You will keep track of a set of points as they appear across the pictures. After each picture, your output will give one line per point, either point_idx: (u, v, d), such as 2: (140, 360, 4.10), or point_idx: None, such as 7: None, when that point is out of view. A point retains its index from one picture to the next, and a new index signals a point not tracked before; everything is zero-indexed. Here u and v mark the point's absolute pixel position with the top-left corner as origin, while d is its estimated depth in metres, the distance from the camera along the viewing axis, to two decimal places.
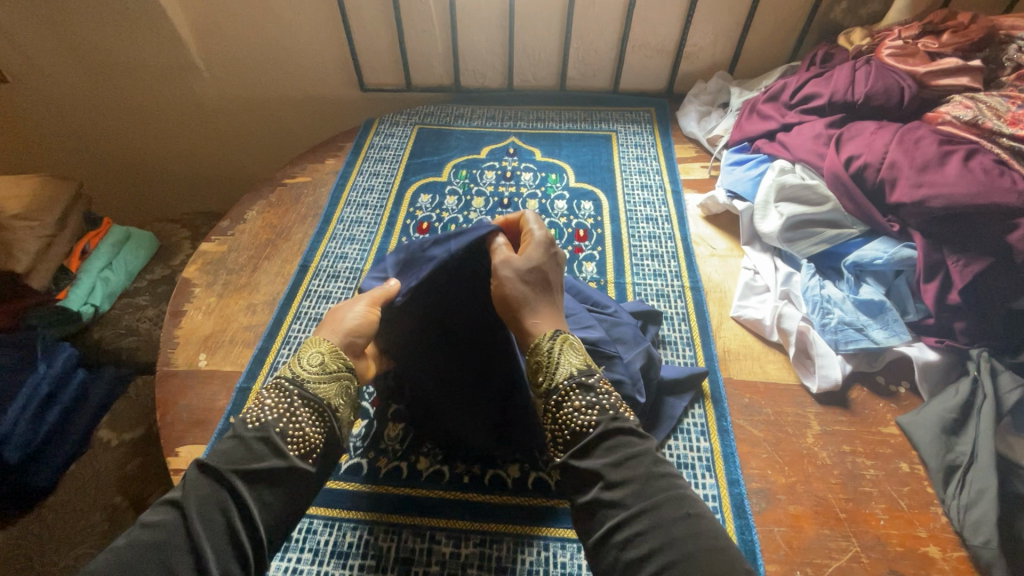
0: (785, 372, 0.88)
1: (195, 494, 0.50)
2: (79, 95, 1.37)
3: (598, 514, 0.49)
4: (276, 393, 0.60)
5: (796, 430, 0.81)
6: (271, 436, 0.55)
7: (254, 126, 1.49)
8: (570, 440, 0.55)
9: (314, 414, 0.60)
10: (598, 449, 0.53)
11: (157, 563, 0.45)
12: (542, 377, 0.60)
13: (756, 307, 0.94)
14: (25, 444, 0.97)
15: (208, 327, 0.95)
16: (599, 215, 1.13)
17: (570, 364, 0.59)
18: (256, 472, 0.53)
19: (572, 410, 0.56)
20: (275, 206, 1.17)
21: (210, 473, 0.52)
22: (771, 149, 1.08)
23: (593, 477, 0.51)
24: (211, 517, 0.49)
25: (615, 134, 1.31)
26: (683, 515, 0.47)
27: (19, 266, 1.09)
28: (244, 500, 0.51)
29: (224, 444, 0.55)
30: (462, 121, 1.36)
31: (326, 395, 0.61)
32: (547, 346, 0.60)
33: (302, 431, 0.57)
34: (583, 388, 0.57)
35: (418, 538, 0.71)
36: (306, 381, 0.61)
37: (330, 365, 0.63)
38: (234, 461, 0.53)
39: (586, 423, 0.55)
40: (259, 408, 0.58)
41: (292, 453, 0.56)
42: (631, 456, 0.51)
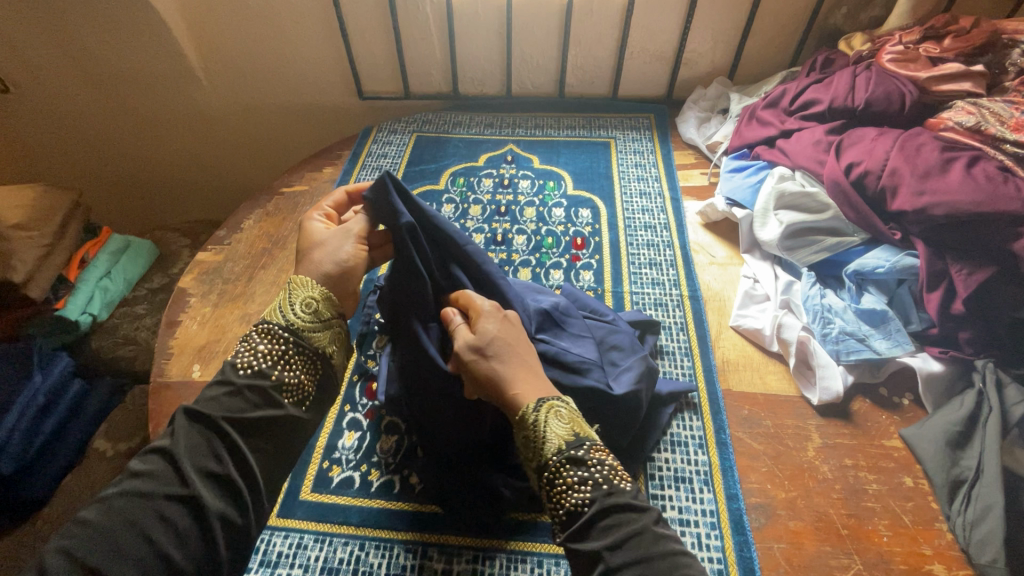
0: (786, 384, 0.86)
1: (187, 442, 0.49)
2: (81, 105, 1.38)
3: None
4: (267, 338, 0.58)
5: (796, 443, 0.79)
6: (264, 386, 0.55)
7: (253, 134, 1.49)
8: (566, 520, 0.53)
9: (308, 361, 0.59)
10: (597, 527, 0.50)
11: (150, 511, 0.45)
12: (532, 452, 0.56)
13: (755, 316, 0.93)
14: (20, 455, 0.96)
15: (203, 337, 0.95)
16: (597, 223, 1.12)
17: (556, 436, 0.55)
18: (253, 422, 0.53)
19: (565, 488, 0.53)
20: (272, 215, 1.17)
21: (202, 418, 0.51)
22: (770, 156, 1.06)
23: (594, 561, 0.49)
24: (206, 466, 0.49)
25: (614, 141, 1.31)
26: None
27: (17, 276, 1.08)
28: (236, 443, 0.51)
29: (213, 390, 0.54)
30: (460, 129, 1.36)
31: (320, 344, 0.60)
32: (532, 418, 0.55)
33: (297, 379, 0.57)
34: (576, 463, 0.54)
35: (409, 554, 0.70)
36: (300, 329, 0.59)
37: (322, 312, 0.61)
38: (228, 409, 0.52)
39: (581, 503, 0.52)
40: (250, 352, 0.57)
41: (286, 402, 0.56)
42: (630, 537, 0.49)
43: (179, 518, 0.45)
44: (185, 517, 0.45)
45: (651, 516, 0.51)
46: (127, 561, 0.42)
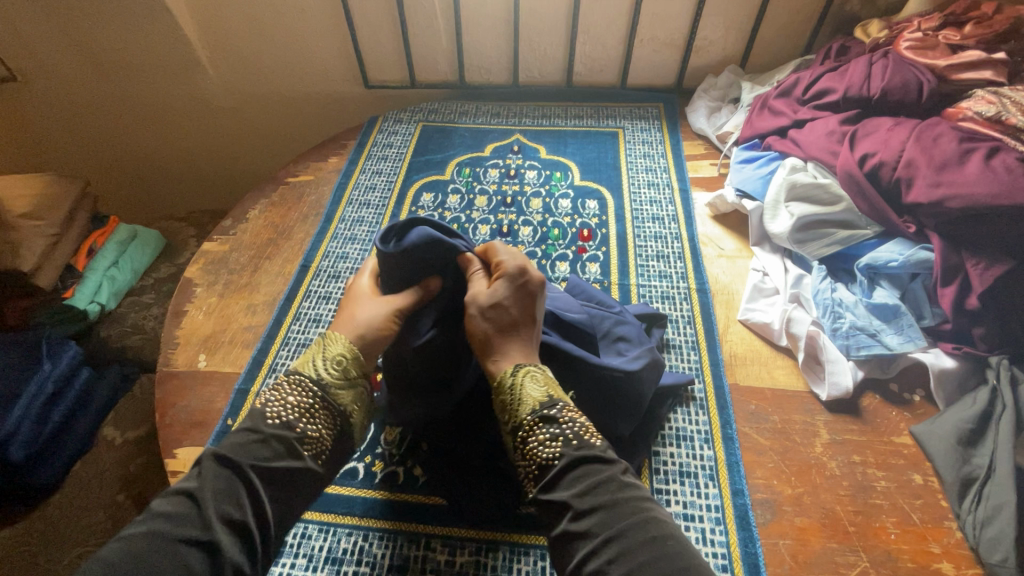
0: (794, 379, 0.85)
1: (212, 487, 0.49)
2: (87, 94, 1.38)
3: (568, 548, 0.48)
4: (297, 389, 0.59)
5: (804, 438, 0.78)
6: (290, 436, 0.55)
7: (259, 123, 1.48)
8: (538, 475, 0.54)
9: (330, 418, 0.59)
10: (564, 479, 0.51)
11: (167, 552, 0.44)
12: (508, 415, 0.58)
13: (764, 310, 0.91)
14: (30, 442, 0.97)
15: (209, 327, 0.95)
16: (604, 214, 1.10)
17: (532, 398, 0.57)
18: (275, 471, 0.53)
19: (537, 444, 0.55)
20: (277, 205, 1.16)
21: (229, 462, 0.51)
22: (782, 147, 1.04)
23: (561, 509, 0.50)
24: (227, 510, 0.48)
25: (622, 130, 1.29)
26: (651, 539, 0.45)
27: (25, 266, 1.10)
28: (256, 491, 0.50)
29: (241, 435, 0.54)
30: (466, 118, 1.34)
31: (345, 402, 0.60)
32: (508, 380, 0.59)
33: (318, 432, 0.57)
34: (548, 418, 0.56)
35: (413, 545, 0.70)
36: (328, 384, 0.60)
37: (350, 370, 0.62)
38: (253, 457, 0.53)
39: (552, 456, 0.53)
40: (281, 403, 0.57)
41: (306, 453, 0.56)
42: (597, 484, 0.50)
43: (192, 557, 0.45)
44: (202, 562, 0.45)
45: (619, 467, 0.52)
46: None
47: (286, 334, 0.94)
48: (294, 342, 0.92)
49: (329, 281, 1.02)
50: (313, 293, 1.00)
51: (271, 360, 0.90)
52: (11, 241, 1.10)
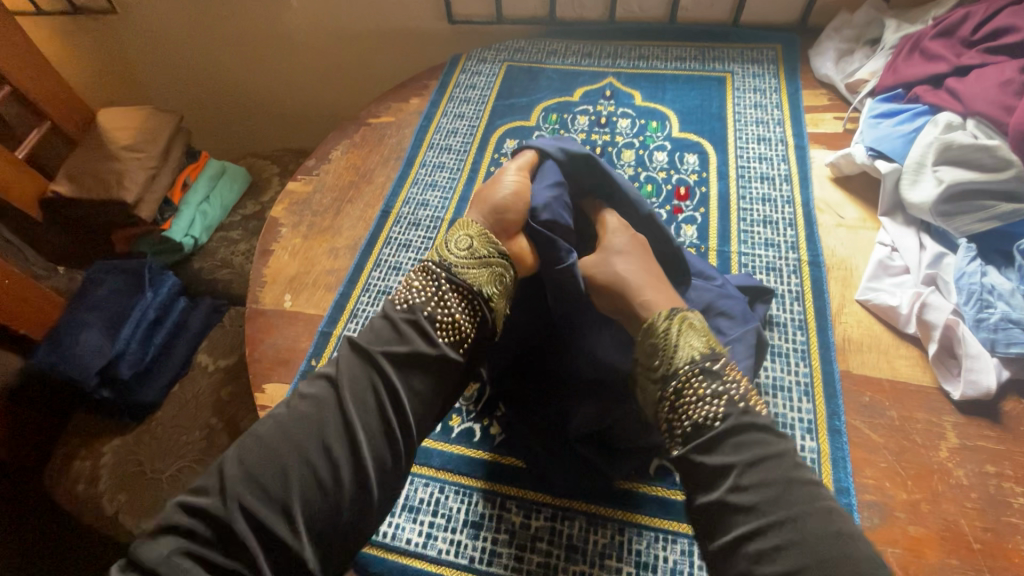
0: (919, 372, 0.75)
1: (348, 373, 0.54)
2: (181, 28, 1.40)
3: (723, 518, 0.49)
4: (423, 275, 0.63)
5: (926, 440, 0.69)
6: (420, 319, 0.59)
7: (340, 60, 1.45)
8: (690, 433, 0.54)
9: (462, 299, 0.61)
10: (724, 445, 0.52)
11: (312, 432, 0.50)
12: (660, 360, 0.59)
13: (891, 291, 0.80)
14: (137, 361, 1.07)
15: (293, 268, 0.96)
16: (705, 171, 1.00)
17: (692, 347, 0.59)
18: (403, 356, 0.56)
19: (694, 399, 0.55)
20: (359, 146, 1.14)
21: (362, 350, 0.56)
22: (934, 98, 0.88)
23: (722, 474, 0.50)
24: (364, 398, 0.53)
25: (730, 76, 1.14)
26: (832, 533, 0.45)
27: (129, 197, 1.16)
28: (390, 378, 0.54)
29: (377, 323, 0.59)
30: (555, 58, 1.24)
31: (475, 281, 0.62)
32: (664, 327, 0.61)
33: (450, 317, 0.60)
34: (707, 378, 0.56)
35: (488, 503, 0.70)
36: (455, 266, 0.63)
37: (476, 250, 0.64)
38: (384, 342, 0.57)
39: (711, 416, 0.54)
40: (408, 290, 0.62)
41: (442, 339, 0.58)
42: (765, 457, 0.50)
43: (336, 447, 0.49)
44: (342, 446, 0.50)
45: (788, 444, 0.52)
46: (288, 472, 0.47)
47: (366, 281, 0.93)
48: (374, 289, 0.92)
49: (409, 228, 1.00)
50: (393, 240, 0.98)
51: (352, 306, 0.90)
52: (117, 170, 1.17)
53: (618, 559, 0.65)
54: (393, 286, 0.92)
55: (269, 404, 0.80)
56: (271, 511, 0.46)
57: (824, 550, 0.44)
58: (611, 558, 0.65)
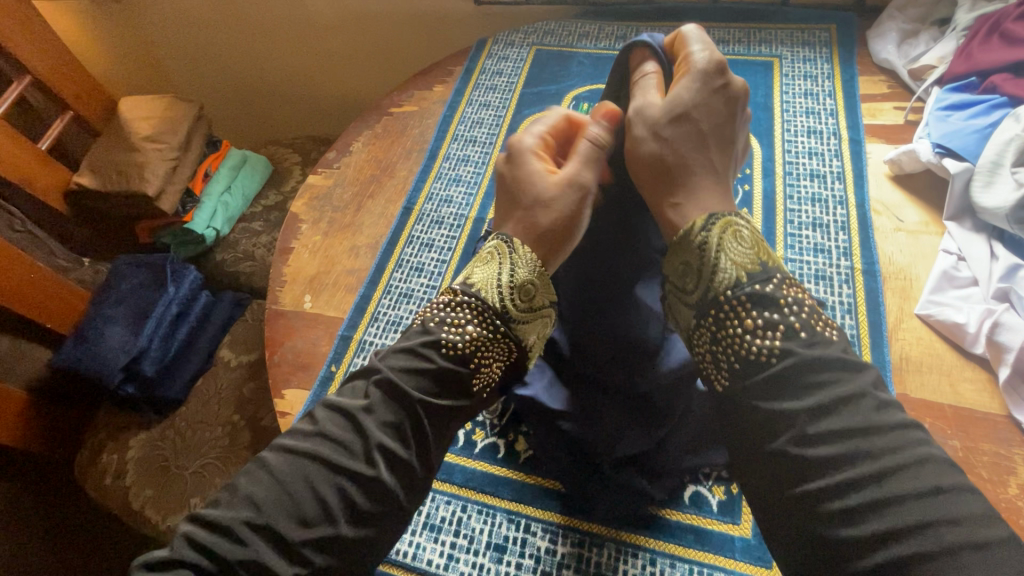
0: (987, 397, 0.68)
1: (381, 419, 0.49)
2: (202, 11, 1.36)
3: (787, 471, 0.42)
4: (476, 319, 0.55)
5: (992, 474, 0.63)
6: (468, 374, 0.53)
7: (362, 44, 1.39)
8: (741, 368, 0.48)
9: (503, 346, 0.56)
10: (784, 382, 0.45)
11: (333, 481, 0.46)
12: (700, 283, 0.52)
13: (957, 306, 0.73)
14: (161, 357, 1.08)
15: (314, 267, 0.93)
16: (748, 167, 0.92)
17: (735, 263, 0.51)
18: (442, 411, 0.51)
19: (746, 331, 0.48)
20: (381, 137, 1.10)
21: (399, 394, 0.50)
22: (1015, 88, 0.79)
23: (785, 420, 0.43)
24: (393, 448, 0.48)
25: (778, 60, 1.05)
26: (928, 489, 0.38)
27: (149, 189, 1.15)
28: (424, 433, 0.50)
29: (418, 363, 0.52)
30: (587, 42, 1.17)
31: (525, 333, 0.57)
32: (704, 239, 0.53)
33: (489, 368, 0.55)
34: (760, 301, 0.49)
35: (512, 525, 0.67)
36: (512, 316, 0.56)
37: (532, 296, 0.58)
38: (426, 392, 0.51)
39: (767, 351, 0.46)
40: (458, 330, 0.54)
41: (478, 391, 0.54)
42: (842, 398, 0.42)
43: (356, 496, 0.46)
44: (364, 498, 0.46)
45: (866, 377, 0.44)
46: (303, 517, 0.44)
47: (388, 282, 0.90)
48: (395, 291, 0.89)
49: (432, 226, 0.95)
50: (415, 239, 0.94)
51: (373, 309, 0.87)
52: (138, 163, 1.16)
53: None
54: (415, 288, 0.89)
55: (289, 411, 0.78)
56: (268, 546, 0.43)
57: (921, 513, 0.37)
58: None
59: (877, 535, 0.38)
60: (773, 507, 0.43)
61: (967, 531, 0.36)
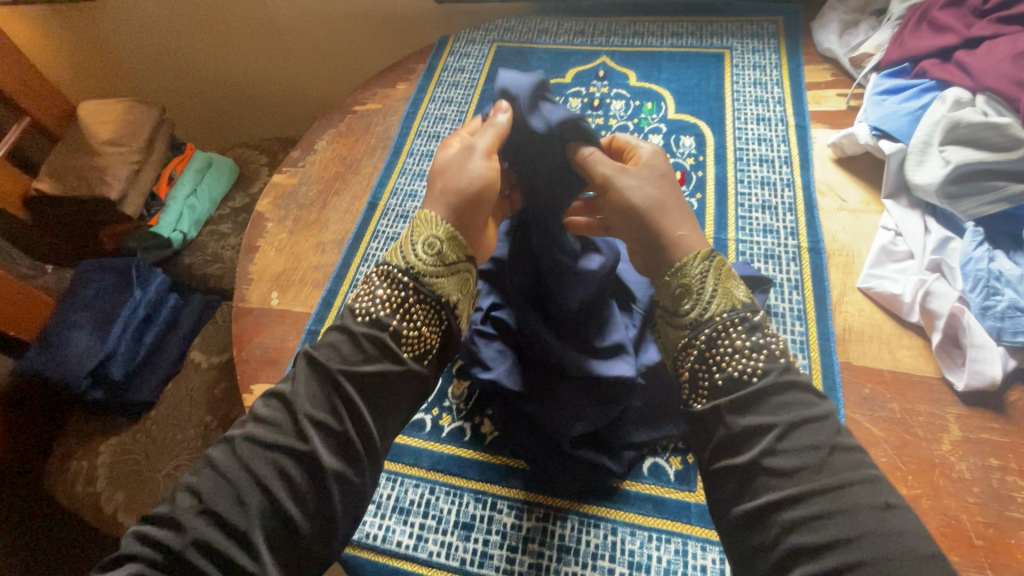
0: (923, 362, 0.72)
1: (306, 395, 0.50)
2: (163, 14, 1.36)
3: (753, 482, 0.45)
4: (386, 283, 0.56)
5: (928, 433, 0.67)
6: (384, 336, 0.53)
7: (326, 45, 1.41)
8: (720, 387, 0.50)
9: (429, 310, 0.56)
10: (757, 403, 0.48)
11: (269, 460, 0.47)
12: (691, 306, 0.53)
13: (893, 278, 0.77)
14: (129, 359, 1.07)
15: (280, 264, 0.94)
16: (702, 154, 0.96)
17: (727, 296, 0.53)
18: (366, 376, 0.52)
19: (731, 351, 0.50)
20: (345, 135, 1.11)
21: (321, 368, 0.51)
22: (942, 73, 0.84)
23: (757, 433, 0.47)
24: (323, 419, 0.49)
25: (729, 52, 1.09)
26: (879, 507, 0.43)
27: (112, 192, 1.14)
28: (355, 402, 0.50)
29: (334, 338, 0.54)
30: (546, 37, 1.19)
31: (444, 290, 0.56)
32: (702, 270, 0.53)
33: (416, 331, 0.55)
34: (746, 327, 0.51)
35: (479, 504, 0.69)
36: (422, 273, 0.56)
37: (446, 253, 0.56)
38: (347, 361, 0.52)
39: (749, 371, 0.49)
40: (370, 298, 0.55)
41: (407, 355, 0.54)
42: (810, 420, 0.46)
43: (292, 470, 0.47)
44: (300, 470, 0.47)
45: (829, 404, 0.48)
46: (243, 500, 0.46)
47: (354, 276, 0.91)
48: (361, 285, 0.90)
49: (397, 221, 0.97)
50: (381, 233, 0.96)
51: (340, 303, 0.88)
52: (98, 167, 1.15)
53: (610, 559, 0.64)
54: None
55: None
56: (213, 529, 0.45)
57: (873, 526, 0.42)
58: (603, 559, 0.64)
59: (828, 544, 0.42)
60: (726, 508, 0.47)
61: (909, 544, 0.41)
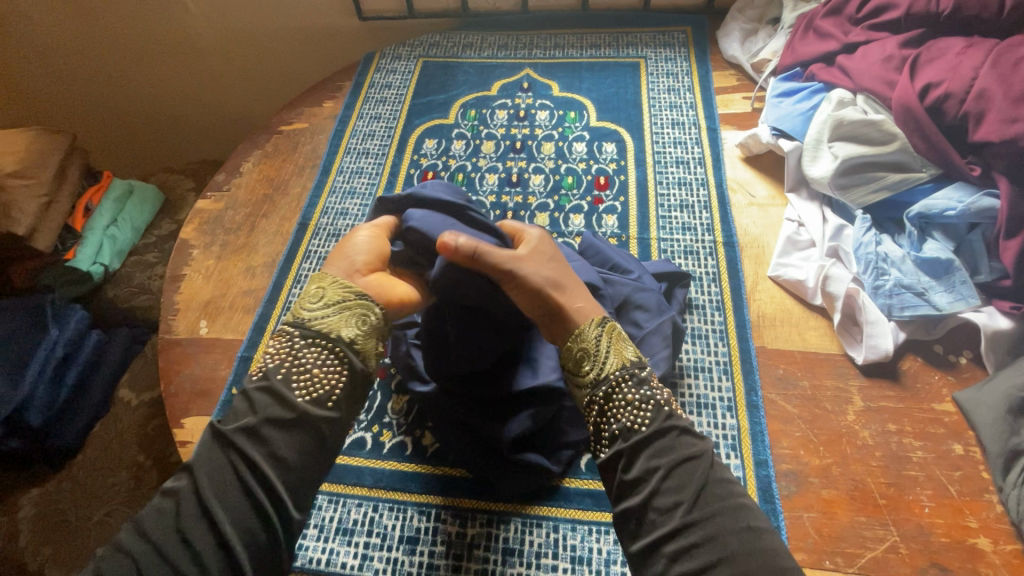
0: (828, 341, 0.79)
1: (204, 458, 0.51)
2: (70, 37, 1.30)
3: (642, 520, 0.50)
4: (276, 338, 0.59)
5: (835, 406, 0.73)
6: (273, 383, 0.55)
7: (250, 64, 1.39)
8: (617, 436, 0.55)
9: (320, 351, 0.57)
10: (645, 450, 0.53)
11: (175, 532, 0.47)
12: (588, 366, 0.59)
13: (798, 266, 0.84)
14: (48, 406, 0.99)
15: (208, 292, 0.91)
16: (623, 159, 1.01)
17: (619, 357, 0.59)
18: (257, 429, 0.52)
19: (623, 403, 0.56)
20: (272, 156, 1.09)
21: (216, 433, 0.52)
22: (828, 77, 0.92)
23: (646, 477, 0.52)
24: (224, 480, 0.50)
25: (644, 61, 1.15)
26: (741, 528, 0.48)
27: (19, 228, 1.07)
28: (253, 459, 0.51)
29: (233, 402, 0.56)
30: (471, 51, 1.22)
31: (331, 330, 0.59)
32: (598, 334, 0.60)
33: (308, 372, 0.56)
34: (637, 380, 0.57)
35: (423, 516, 0.69)
36: (309, 321, 0.59)
37: (331, 300, 0.61)
38: (238, 420, 0.53)
39: (638, 421, 0.55)
40: (263, 357, 0.58)
41: (301, 399, 0.55)
42: (686, 461, 0.52)
43: (200, 541, 0.47)
44: (207, 537, 0.47)
45: (705, 444, 0.54)
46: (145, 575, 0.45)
47: (287, 298, 0.90)
48: None
49: (329, 240, 0.96)
50: (312, 254, 0.95)
51: (273, 327, 0.87)
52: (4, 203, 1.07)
53: (554, 556, 0.65)
54: None
55: (189, 440, 0.76)
56: None
57: (737, 544, 0.47)
58: (547, 557, 0.66)
59: (703, 565, 0.47)
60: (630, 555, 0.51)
61: (769, 557, 0.46)
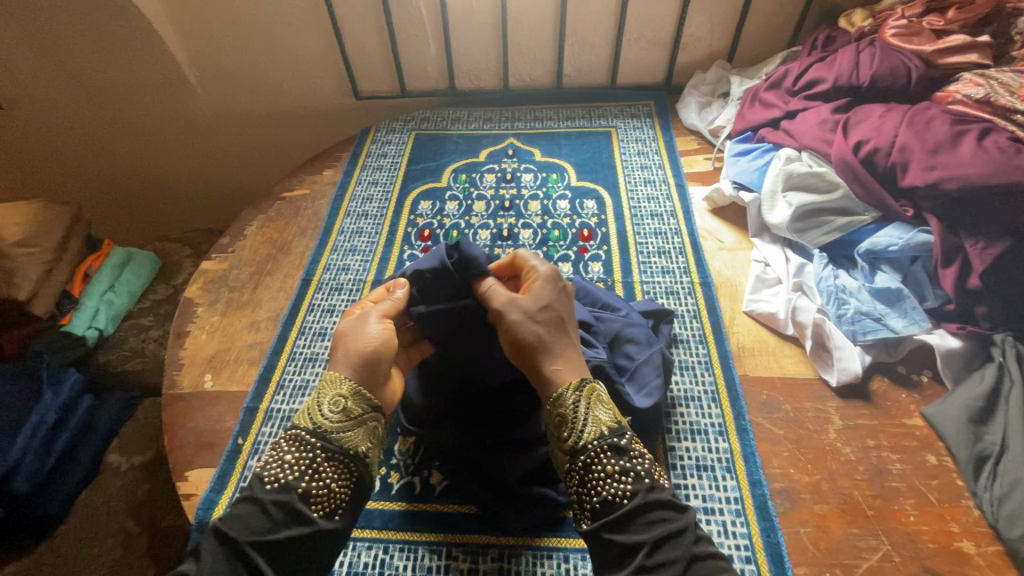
0: (803, 366, 0.86)
1: (212, 568, 0.49)
2: (80, 117, 1.39)
3: None
4: (296, 447, 0.58)
5: (817, 425, 0.79)
6: (294, 498, 0.55)
7: (252, 139, 1.49)
8: (599, 509, 0.55)
9: (339, 467, 0.58)
10: (628, 525, 0.53)
11: None
12: (568, 432, 0.59)
13: (768, 300, 0.92)
14: (35, 472, 0.96)
15: (212, 346, 0.94)
16: (603, 214, 1.11)
17: (598, 422, 0.59)
18: (276, 542, 0.52)
19: (604, 475, 0.56)
20: (275, 220, 1.16)
21: (228, 543, 0.51)
22: (776, 139, 1.06)
23: (633, 549, 0.52)
24: None
25: (614, 129, 1.30)
26: None
27: (21, 294, 1.07)
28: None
29: (242, 507, 0.54)
30: (459, 125, 1.35)
31: (352, 444, 0.60)
32: (574, 400, 0.59)
33: (325, 488, 0.57)
34: (616, 451, 0.57)
35: (435, 555, 0.70)
36: (329, 431, 0.59)
37: (352, 408, 0.61)
38: (252, 530, 0.52)
39: (620, 494, 0.55)
40: (279, 464, 0.57)
41: (317, 514, 0.56)
42: (671, 535, 0.52)
43: None
44: None
45: (688, 517, 0.54)
46: None
47: (292, 350, 0.93)
48: (300, 358, 0.92)
49: (331, 294, 1.01)
50: (316, 307, 0.99)
51: (279, 376, 0.89)
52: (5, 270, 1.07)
53: None
54: (319, 352, 0.93)
55: (194, 492, 0.76)
56: None
57: None
58: None
59: None
60: None
61: None
